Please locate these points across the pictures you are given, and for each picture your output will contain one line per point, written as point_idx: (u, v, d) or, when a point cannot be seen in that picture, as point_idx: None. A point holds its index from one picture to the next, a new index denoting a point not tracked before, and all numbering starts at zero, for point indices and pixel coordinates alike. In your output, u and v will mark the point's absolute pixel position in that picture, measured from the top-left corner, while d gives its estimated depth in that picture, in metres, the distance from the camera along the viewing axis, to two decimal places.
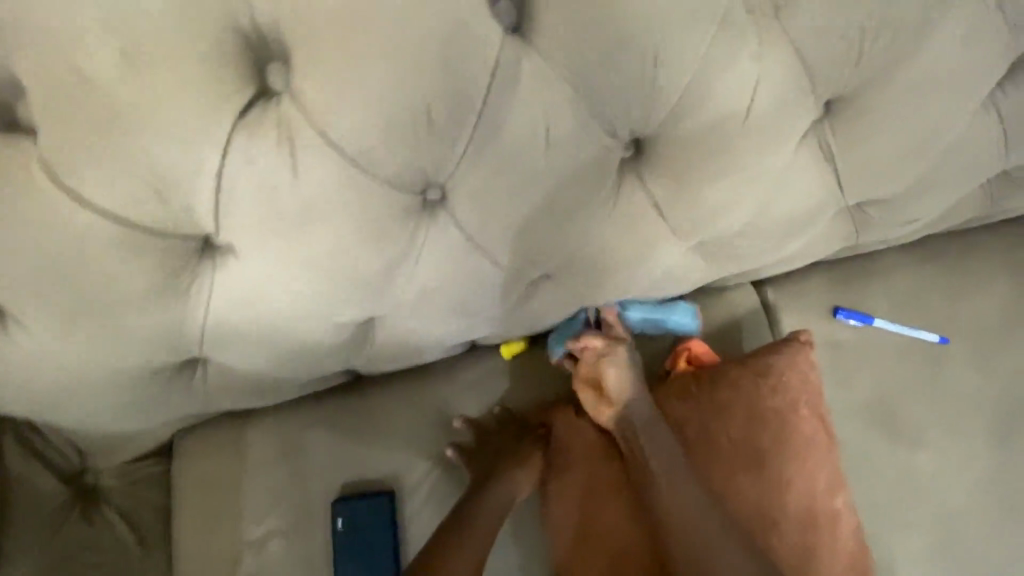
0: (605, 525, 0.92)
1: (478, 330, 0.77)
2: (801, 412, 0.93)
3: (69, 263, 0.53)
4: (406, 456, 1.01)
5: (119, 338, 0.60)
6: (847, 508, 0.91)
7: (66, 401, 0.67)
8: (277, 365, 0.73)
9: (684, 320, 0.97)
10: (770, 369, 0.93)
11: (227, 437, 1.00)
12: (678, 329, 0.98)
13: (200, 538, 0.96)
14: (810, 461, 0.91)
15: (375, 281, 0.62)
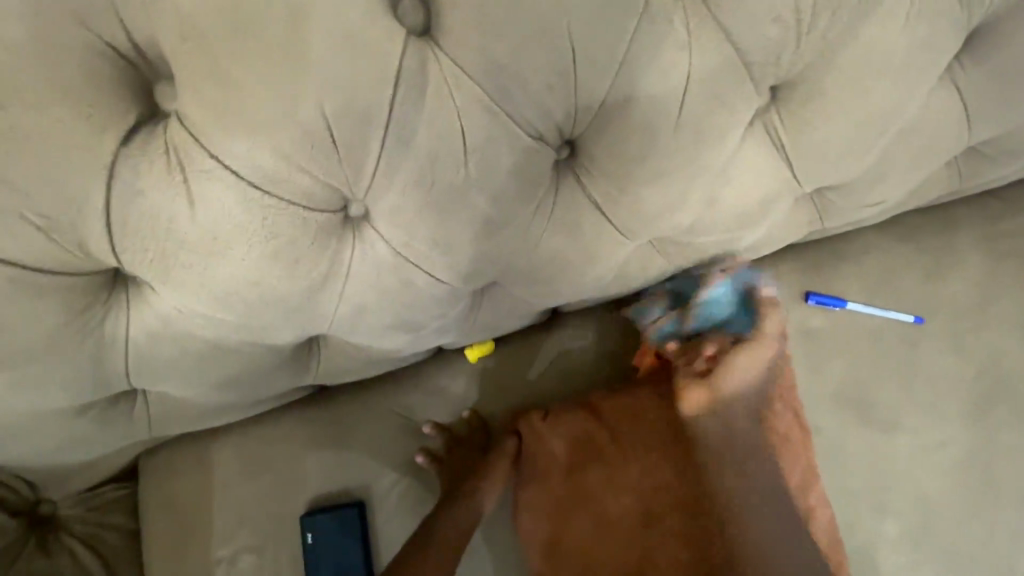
0: (578, 532, 0.91)
1: (427, 341, 0.76)
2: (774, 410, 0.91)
3: None
4: (374, 467, 0.99)
5: (37, 376, 0.58)
6: (821, 503, 0.90)
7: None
8: (218, 390, 0.71)
9: (728, 299, 0.88)
10: None
11: (194, 455, 0.99)
12: (722, 317, 0.89)
13: (169, 559, 0.96)
14: (784, 459, 0.90)
15: (306, 304, 0.61)
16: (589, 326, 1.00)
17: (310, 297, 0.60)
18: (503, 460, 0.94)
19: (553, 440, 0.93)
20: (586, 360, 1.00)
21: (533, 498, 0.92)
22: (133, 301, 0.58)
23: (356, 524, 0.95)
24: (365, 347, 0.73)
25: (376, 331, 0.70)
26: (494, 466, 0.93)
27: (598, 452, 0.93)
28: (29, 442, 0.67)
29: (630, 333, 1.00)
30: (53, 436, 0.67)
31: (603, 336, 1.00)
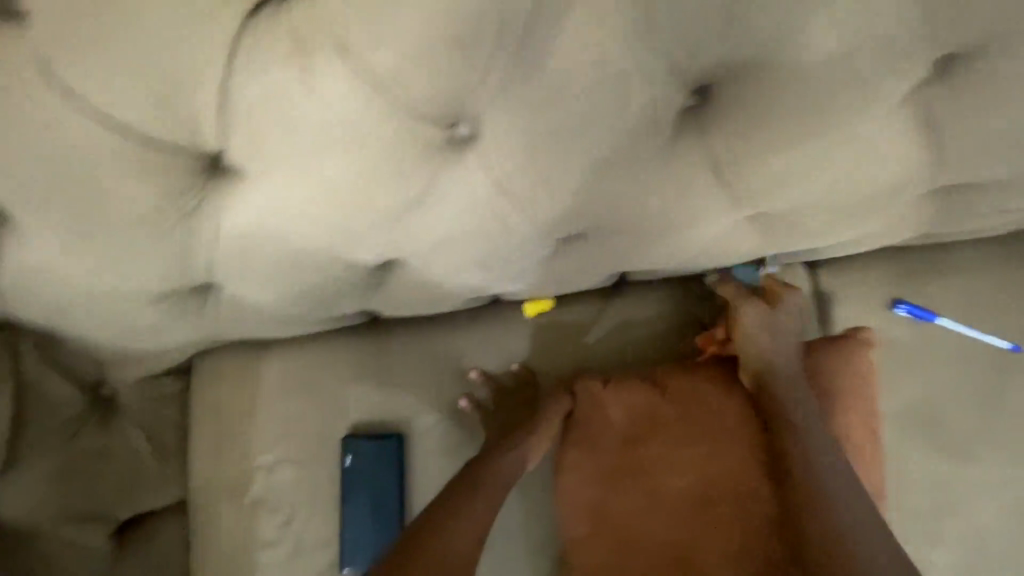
0: (619, 505, 0.88)
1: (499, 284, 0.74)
2: (850, 419, 0.85)
3: (85, 165, 0.53)
4: (417, 405, 0.99)
5: (134, 249, 0.60)
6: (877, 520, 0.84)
7: (80, 313, 0.67)
8: (288, 299, 0.71)
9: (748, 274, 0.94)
10: (817, 367, 0.86)
11: (246, 364, 1.01)
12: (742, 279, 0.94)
13: (212, 461, 0.99)
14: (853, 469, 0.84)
15: (393, 220, 0.62)
16: (654, 295, 0.97)
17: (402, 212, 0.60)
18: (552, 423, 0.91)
19: (611, 407, 0.89)
20: (646, 332, 0.96)
21: (577, 468, 0.90)
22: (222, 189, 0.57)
23: (396, 455, 0.97)
24: (440, 279, 0.71)
25: (452, 259, 0.68)
26: (543, 424, 0.91)
27: (655, 432, 0.89)
28: (110, 317, 0.69)
29: (697, 312, 0.96)
30: (131, 317, 0.69)
31: (667, 309, 0.96)
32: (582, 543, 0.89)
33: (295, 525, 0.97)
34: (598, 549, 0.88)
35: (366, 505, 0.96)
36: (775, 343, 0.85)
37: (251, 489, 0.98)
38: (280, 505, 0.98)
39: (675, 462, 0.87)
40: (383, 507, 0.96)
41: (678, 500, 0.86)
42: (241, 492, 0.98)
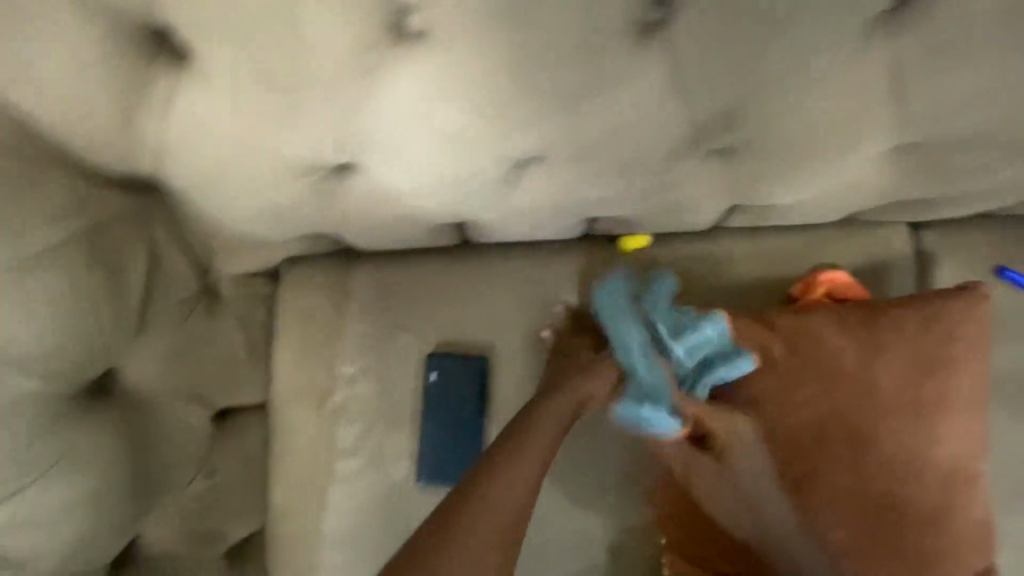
0: (710, 451, 0.78)
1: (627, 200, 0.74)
2: (971, 369, 0.76)
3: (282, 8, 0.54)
4: (502, 331, 0.99)
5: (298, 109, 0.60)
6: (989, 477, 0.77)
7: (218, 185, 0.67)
8: (417, 194, 0.70)
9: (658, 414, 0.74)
10: (941, 313, 0.76)
11: (333, 276, 1.02)
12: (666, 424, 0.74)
13: (296, 365, 1.00)
14: (968, 421, 0.75)
15: (536, 142, 0.65)
16: (751, 245, 0.96)
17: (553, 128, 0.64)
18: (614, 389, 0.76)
19: (711, 344, 0.79)
20: (734, 278, 0.96)
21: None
22: (398, 78, 0.59)
23: (480, 376, 0.97)
24: (565, 192, 0.72)
25: (586, 167, 0.69)
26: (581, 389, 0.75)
27: (758, 375, 0.77)
28: (240, 194, 0.68)
29: (793, 265, 0.95)
30: (269, 193, 0.68)
31: (763, 260, 0.96)
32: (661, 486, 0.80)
33: (374, 435, 0.98)
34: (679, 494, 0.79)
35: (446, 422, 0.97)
36: (723, 465, 0.76)
37: (333, 397, 0.99)
38: (361, 416, 0.99)
39: (781, 409, 0.76)
40: (463, 425, 0.97)
41: (780, 451, 0.76)
42: (322, 398, 0.99)
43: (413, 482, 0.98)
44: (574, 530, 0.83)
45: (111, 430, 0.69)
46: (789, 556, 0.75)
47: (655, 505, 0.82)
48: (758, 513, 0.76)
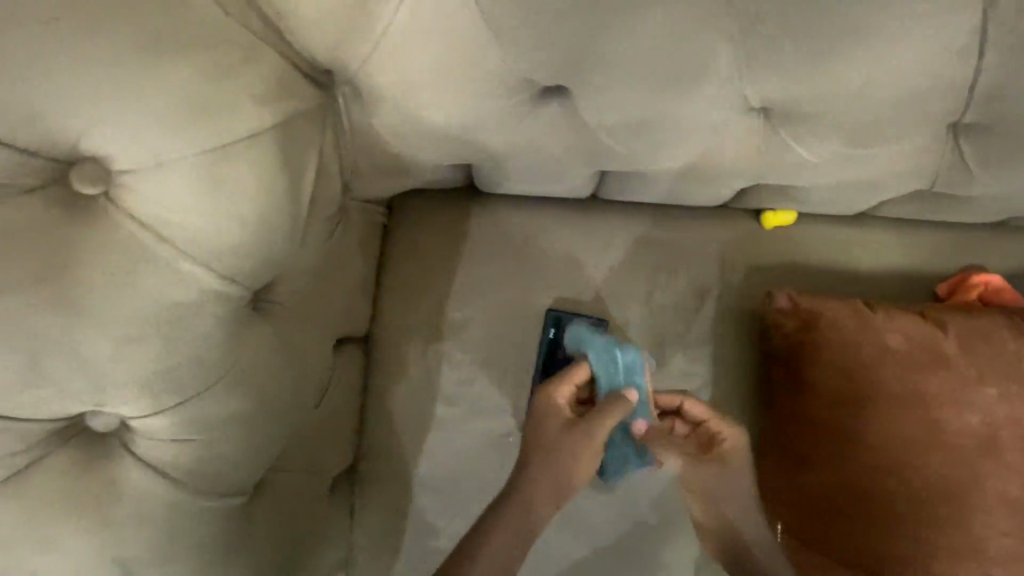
0: (871, 441, 0.74)
1: (835, 166, 0.69)
2: None
3: None
4: (624, 294, 0.94)
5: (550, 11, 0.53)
6: None
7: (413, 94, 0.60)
8: (608, 136, 0.65)
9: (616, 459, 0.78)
10: None
11: (454, 214, 0.96)
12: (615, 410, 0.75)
13: (404, 302, 0.95)
14: None
15: (762, 104, 0.61)
16: (904, 237, 0.90)
17: (795, 94, 0.59)
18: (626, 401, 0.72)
19: (881, 331, 0.75)
20: (872, 269, 0.91)
21: (813, 395, 0.77)
22: (658, 16, 0.53)
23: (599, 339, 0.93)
24: (759, 154, 0.68)
25: (803, 129, 0.63)
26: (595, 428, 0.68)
27: (935, 370, 0.73)
28: (432, 109, 0.61)
29: (946, 262, 0.90)
30: (460, 109, 0.61)
31: (914, 254, 0.90)
32: (807, 473, 0.76)
33: (478, 386, 0.95)
34: (828, 482, 0.75)
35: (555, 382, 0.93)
36: (727, 469, 0.71)
37: (439, 340, 0.95)
38: (466, 364, 0.94)
39: (955, 414, 0.72)
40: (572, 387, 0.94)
41: (951, 459, 0.71)
42: (427, 340, 0.95)
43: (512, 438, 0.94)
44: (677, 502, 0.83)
45: (274, 345, 0.60)
46: (941, 561, 0.71)
47: (795, 505, 0.77)
48: (917, 511, 0.71)
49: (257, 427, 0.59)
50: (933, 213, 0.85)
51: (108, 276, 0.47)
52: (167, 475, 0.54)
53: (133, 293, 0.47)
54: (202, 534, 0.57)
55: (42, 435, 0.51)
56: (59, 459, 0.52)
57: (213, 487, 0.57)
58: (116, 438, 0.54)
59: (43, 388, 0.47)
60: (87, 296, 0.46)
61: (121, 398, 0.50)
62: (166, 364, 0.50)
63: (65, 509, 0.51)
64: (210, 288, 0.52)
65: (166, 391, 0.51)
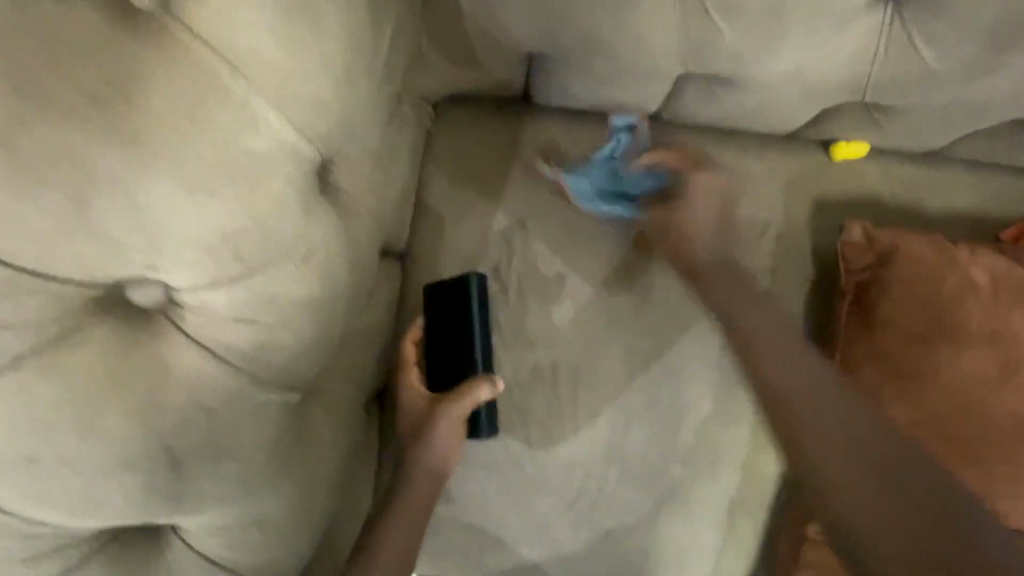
0: (941, 376, 0.73)
1: (936, 71, 0.66)
2: None
3: None
4: (684, 226, 0.85)
5: None
6: None
7: None
8: (725, 20, 0.63)
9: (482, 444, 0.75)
10: None
11: (503, 125, 0.87)
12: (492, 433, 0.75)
13: (443, 221, 0.85)
14: None
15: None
16: (977, 177, 0.85)
17: None
18: (573, 450, 0.83)
19: (963, 268, 0.74)
20: (935, 208, 0.84)
21: (887, 329, 0.75)
22: None
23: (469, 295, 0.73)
24: (867, 56, 0.66)
25: (912, 17, 0.62)
26: (457, 401, 0.69)
27: (1011, 307, 0.73)
28: None
29: (1021, 206, 0.84)
30: None
31: (987, 195, 0.84)
32: (870, 407, 0.75)
33: (521, 309, 0.83)
34: (890, 417, 0.74)
35: (598, 312, 0.84)
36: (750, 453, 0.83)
37: (479, 266, 0.84)
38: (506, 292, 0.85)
39: None
40: (630, 320, 0.84)
41: (1022, 399, 0.71)
42: (467, 267, 0.84)
43: (550, 377, 0.83)
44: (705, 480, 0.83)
45: (335, 232, 0.53)
46: (996, 490, 0.71)
47: None
48: (980, 443, 0.72)
49: (311, 316, 0.52)
50: (1009, 145, 0.81)
51: (174, 113, 0.39)
52: (222, 361, 0.48)
53: (208, 138, 0.41)
54: (257, 433, 0.51)
55: (74, 304, 0.43)
56: (98, 335, 0.44)
57: (270, 377, 0.51)
58: (162, 317, 0.47)
59: (93, 238, 0.40)
60: (150, 134, 0.39)
61: (177, 263, 0.43)
62: (234, 228, 0.44)
63: (106, 398, 0.44)
64: (281, 137, 0.44)
65: (231, 261, 0.45)
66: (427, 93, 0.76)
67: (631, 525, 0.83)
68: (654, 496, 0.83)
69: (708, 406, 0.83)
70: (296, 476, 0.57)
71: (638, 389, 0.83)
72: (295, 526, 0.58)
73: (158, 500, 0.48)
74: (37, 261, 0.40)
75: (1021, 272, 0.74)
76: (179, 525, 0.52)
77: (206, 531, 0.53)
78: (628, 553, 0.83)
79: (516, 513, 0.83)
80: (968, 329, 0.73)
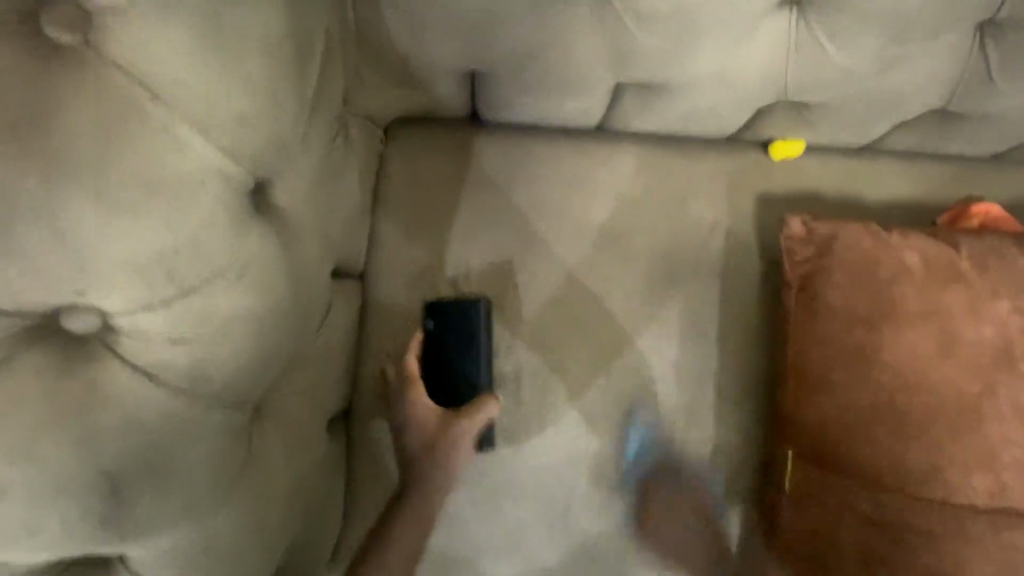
0: (884, 358, 0.75)
1: (848, 69, 0.71)
2: None
3: None
4: (635, 231, 0.87)
5: None
6: None
7: None
8: (644, 32, 0.66)
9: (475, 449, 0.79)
10: None
11: (454, 143, 0.88)
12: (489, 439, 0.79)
13: (400, 240, 0.85)
14: None
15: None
16: (909, 167, 0.88)
17: None
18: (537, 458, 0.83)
19: (898, 252, 0.77)
20: (872, 199, 0.87)
21: (830, 316, 0.77)
22: None
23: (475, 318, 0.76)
24: (783, 57, 0.70)
25: (817, 20, 0.66)
26: (468, 419, 0.73)
27: (944, 288, 0.75)
28: None
29: (953, 193, 0.87)
30: None
31: (919, 184, 0.88)
32: (820, 392, 0.77)
33: None
34: (840, 401, 0.76)
35: (556, 320, 0.85)
36: (715, 452, 0.84)
37: (437, 281, 0.85)
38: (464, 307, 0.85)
39: (968, 329, 0.74)
40: (589, 324, 0.85)
41: (962, 372, 0.74)
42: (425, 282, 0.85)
43: (512, 386, 0.83)
44: (672, 480, 0.83)
45: (276, 251, 0.54)
46: (948, 468, 0.73)
47: (805, 432, 0.78)
48: (928, 422, 0.73)
49: (254, 334, 0.53)
50: (936, 135, 0.85)
51: (97, 137, 0.40)
52: (161, 382, 0.48)
53: (130, 161, 0.42)
54: (202, 453, 0.51)
55: (7, 331, 0.43)
56: (32, 362, 0.44)
57: (213, 395, 0.51)
58: (100, 343, 0.47)
59: (21, 265, 0.41)
60: (73, 159, 0.40)
61: (108, 286, 0.44)
62: (165, 248, 0.45)
63: (40, 425, 0.44)
64: (207, 159, 0.46)
65: (164, 280, 0.46)
66: (373, 114, 0.78)
67: (601, 531, 0.82)
68: (625, 500, 0.83)
69: (670, 405, 0.84)
70: (247, 498, 0.56)
71: (601, 393, 0.84)
72: (248, 549, 0.57)
73: (100, 527, 0.48)
74: None
75: (953, 254, 0.77)
76: (127, 554, 0.51)
77: (155, 558, 0.52)
78: (600, 559, 0.82)
79: (488, 525, 0.82)
80: (908, 310, 0.75)
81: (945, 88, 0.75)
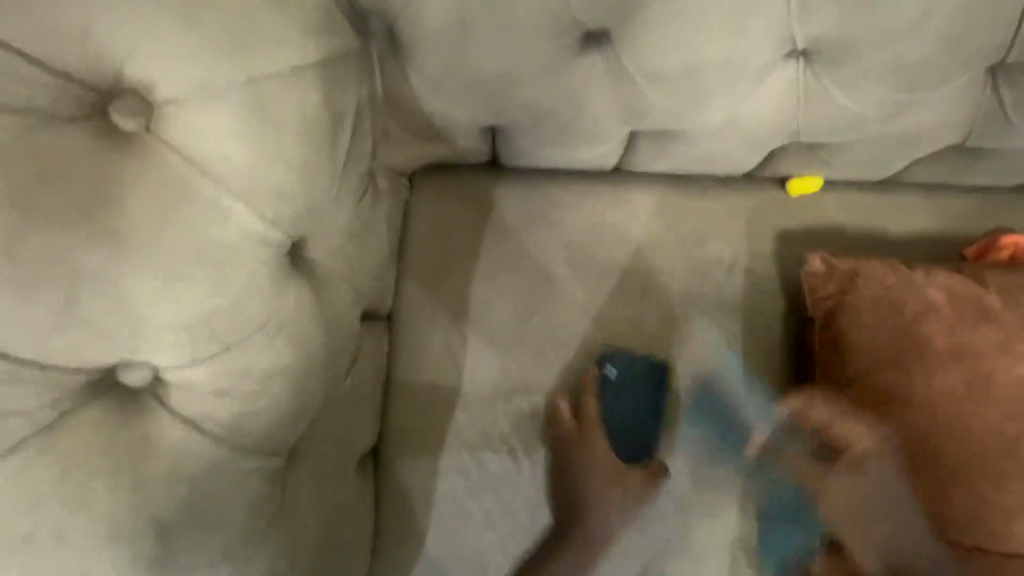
0: (917, 399, 0.73)
1: (859, 113, 0.72)
2: None
3: None
4: (653, 270, 0.88)
5: None
6: None
7: (470, 40, 0.66)
8: (654, 86, 0.69)
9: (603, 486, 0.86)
10: None
11: (475, 188, 0.91)
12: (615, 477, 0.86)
13: (424, 283, 0.88)
14: None
15: (805, 48, 0.66)
16: (933, 200, 0.87)
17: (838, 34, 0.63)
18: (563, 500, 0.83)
19: (924, 290, 0.76)
20: (895, 233, 0.87)
21: (857, 355, 0.77)
22: None
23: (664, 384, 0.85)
24: (793, 104, 0.72)
25: (824, 69, 0.68)
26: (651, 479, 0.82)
27: (976, 326, 0.74)
28: (485, 54, 0.68)
29: (981, 224, 0.86)
30: (508, 55, 0.67)
31: (945, 217, 0.87)
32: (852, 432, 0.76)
33: (502, 361, 0.86)
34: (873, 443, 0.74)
35: (577, 359, 0.86)
36: (743, 492, 0.83)
37: (461, 322, 0.87)
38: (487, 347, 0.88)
39: (1003, 369, 0.72)
40: (611, 362, 0.85)
41: (1001, 415, 0.72)
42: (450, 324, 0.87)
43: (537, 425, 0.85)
44: (699, 522, 0.82)
45: (310, 303, 0.58)
46: (988, 512, 0.71)
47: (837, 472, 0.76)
48: (966, 465, 0.72)
49: (289, 384, 0.56)
50: (959, 168, 0.84)
51: (152, 212, 0.45)
52: (204, 432, 0.52)
53: (180, 233, 0.47)
54: (240, 499, 0.54)
55: (69, 389, 0.47)
56: (89, 415, 0.48)
57: (249, 444, 0.55)
58: (149, 395, 0.51)
59: (84, 330, 0.45)
60: (131, 234, 0.45)
61: (159, 345, 0.48)
62: (209, 309, 0.49)
63: (96, 475, 0.47)
64: (248, 226, 0.50)
65: (208, 338, 0.50)
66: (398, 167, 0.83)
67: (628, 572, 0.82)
68: (652, 541, 0.82)
69: (695, 444, 0.84)
70: (281, 542, 0.59)
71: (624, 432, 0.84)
72: None
73: None
74: (36, 350, 0.45)
75: (984, 291, 0.75)
76: None
77: None
78: None
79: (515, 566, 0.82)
80: (939, 349, 0.74)
81: (963, 126, 0.75)
